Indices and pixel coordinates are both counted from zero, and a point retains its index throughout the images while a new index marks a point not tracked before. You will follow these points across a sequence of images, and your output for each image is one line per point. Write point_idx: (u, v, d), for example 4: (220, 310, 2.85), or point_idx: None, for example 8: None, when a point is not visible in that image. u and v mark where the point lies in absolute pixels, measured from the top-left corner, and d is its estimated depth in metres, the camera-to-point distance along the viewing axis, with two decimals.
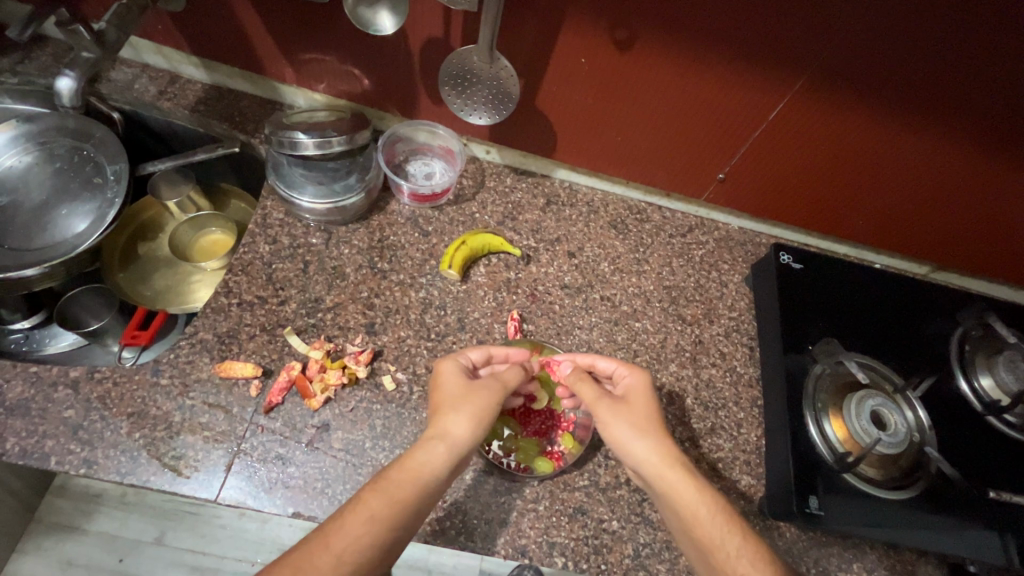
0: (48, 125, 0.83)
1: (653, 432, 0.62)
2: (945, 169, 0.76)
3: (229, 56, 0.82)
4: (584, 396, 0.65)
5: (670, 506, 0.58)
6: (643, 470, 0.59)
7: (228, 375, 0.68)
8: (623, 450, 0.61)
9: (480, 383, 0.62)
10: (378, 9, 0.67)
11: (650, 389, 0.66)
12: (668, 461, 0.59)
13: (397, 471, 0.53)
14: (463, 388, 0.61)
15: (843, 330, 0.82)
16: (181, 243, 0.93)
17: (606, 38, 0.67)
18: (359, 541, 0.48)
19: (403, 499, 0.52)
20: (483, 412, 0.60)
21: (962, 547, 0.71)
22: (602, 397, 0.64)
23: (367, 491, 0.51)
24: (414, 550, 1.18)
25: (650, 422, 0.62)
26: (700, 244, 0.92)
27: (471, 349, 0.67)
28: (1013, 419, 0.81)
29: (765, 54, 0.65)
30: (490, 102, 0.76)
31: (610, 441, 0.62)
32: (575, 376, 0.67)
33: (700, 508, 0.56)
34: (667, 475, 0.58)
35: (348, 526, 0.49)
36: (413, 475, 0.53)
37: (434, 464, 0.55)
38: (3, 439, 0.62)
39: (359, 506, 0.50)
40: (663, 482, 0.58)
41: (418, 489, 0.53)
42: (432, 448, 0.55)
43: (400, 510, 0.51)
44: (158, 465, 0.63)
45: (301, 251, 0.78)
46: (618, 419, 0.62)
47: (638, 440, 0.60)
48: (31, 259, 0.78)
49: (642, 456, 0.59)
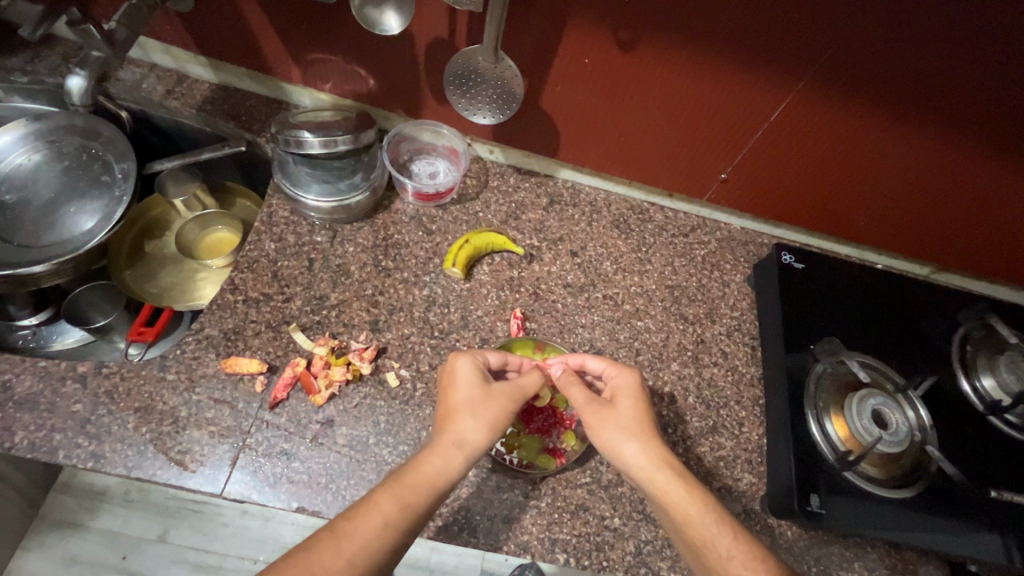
0: (56, 124, 0.84)
1: (648, 432, 0.62)
2: (949, 170, 0.76)
3: (237, 56, 0.83)
4: (574, 399, 0.65)
5: (661, 508, 0.58)
6: (634, 474, 0.60)
7: (234, 370, 0.69)
8: (613, 455, 0.61)
9: (499, 389, 0.62)
10: (384, 9, 0.68)
11: (642, 387, 0.67)
12: (658, 463, 0.59)
13: (411, 475, 0.53)
14: (482, 396, 0.61)
15: (845, 329, 0.83)
16: (187, 241, 0.95)
17: (610, 39, 0.68)
18: (372, 545, 0.48)
19: (414, 502, 0.52)
20: (497, 418, 0.60)
21: (963, 546, 0.71)
22: (592, 400, 0.64)
23: (381, 493, 0.51)
24: (416, 549, 1.18)
25: (637, 424, 0.63)
26: (702, 244, 0.92)
27: (489, 351, 0.68)
28: (1014, 419, 0.81)
29: (769, 55, 0.65)
30: (496, 102, 0.77)
31: (599, 446, 0.62)
32: (564, 379, 0.67)
33: (692, 507, 0.56)
34: (658, 478, 0.58)
35: (359, 529, 0.49)
36: (425, 480, 0.53)
37: (447, 471, 0.55)
38: (12, 433, 0.62)
39: (371, 509, 0.50)
40: (655, 485, 0.58)
41: (428, 494, 0.53)
42: (451, 456, 0.56)
43: (412, 514, 0.51)
44: (164, 459, 0.63)
45: (306, 248, 0.79)
46: (605, 425, 0.62)
47: (629, 443, 0.60)
48: (40, 255, 0.79)
49: (632, 458, 0.60)
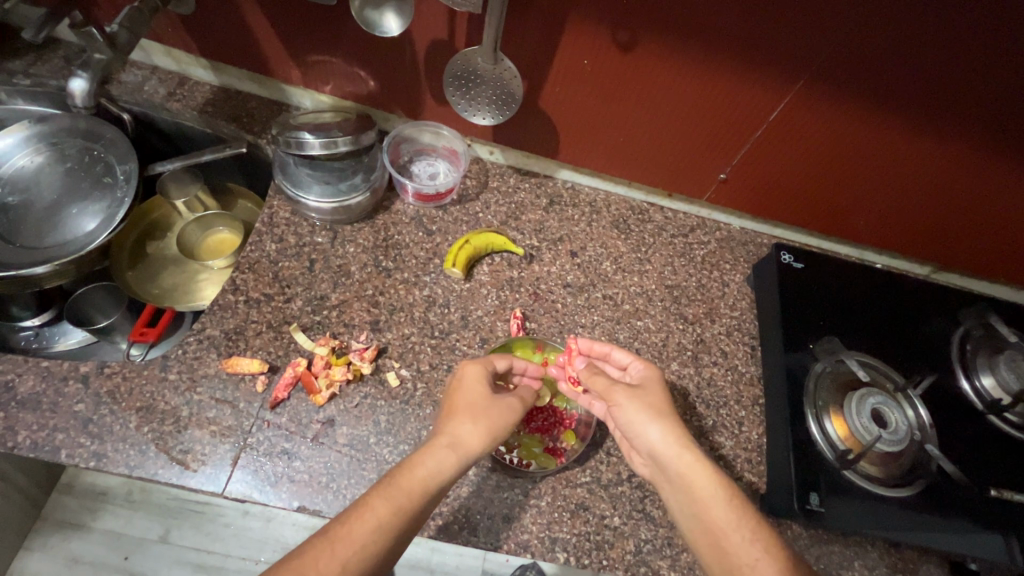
0: (59, 126, 0.85)
1: (669, 417, 0.63)
2: (948, 170, 0.76)
3: (238, 58, 0.84)
4: (598, 386, 0.66)
5: (681, 490, 0.58)
6: (658, 455, 0.60)
7: (235, 370, 0.69)
8: (637, 433, 0.62)
9: (502, 400, 0.63)
10: (384, 10, 0.68)
11: (661, 382, 0.67)
12: (681, 446, 0.60)
13: (406, 477, 0.53)
14: (485, 401, 0.62)
15: (844, 329, 0.83)
16: (189, 244, 0.96)
17: (610, 40, 0.69)
18: (366, 550, 0.48)
19: (408, 505, 0.52)
20: (495, 423, 0.61)
21: (965, 546, 0.71)
22: (617, 384, 0.65)
23: (375, 496, 0.51)
24: (416, 550, 1.18)
25: (665, 408, 0.64)
26: (701, 244, 0.92)
27: (497, 357, 0.68)
28: (1014, 418, 0.81)
29: (767, 57, 0.66)
30: (495, 103, 0.77)
31: (625, 423, 0.63)
32: (589, 369, 0.67)
33: (714, 490, 0.57)
34: (684, 457, 0.59)
35: (354, 534, 0.48)
36: (420, 481, 0.53)
37: (442, 471, 0.55)
38: (14, 433, 0.63)
39: (365, 513, 0.50)
40: (682, 462, 0.59)
41: (422, 494, 0.53)
42: (446, 458, 0.56)
43: (405, 516, 0.51)
44: (166, 459, 0.64)
45: (307, 249, 0.79)
46: (633, 403, 0.63)
47: (654, 426, 0.61)
48: (42, 257, 0.80)
49: (658, 442, 0.60)
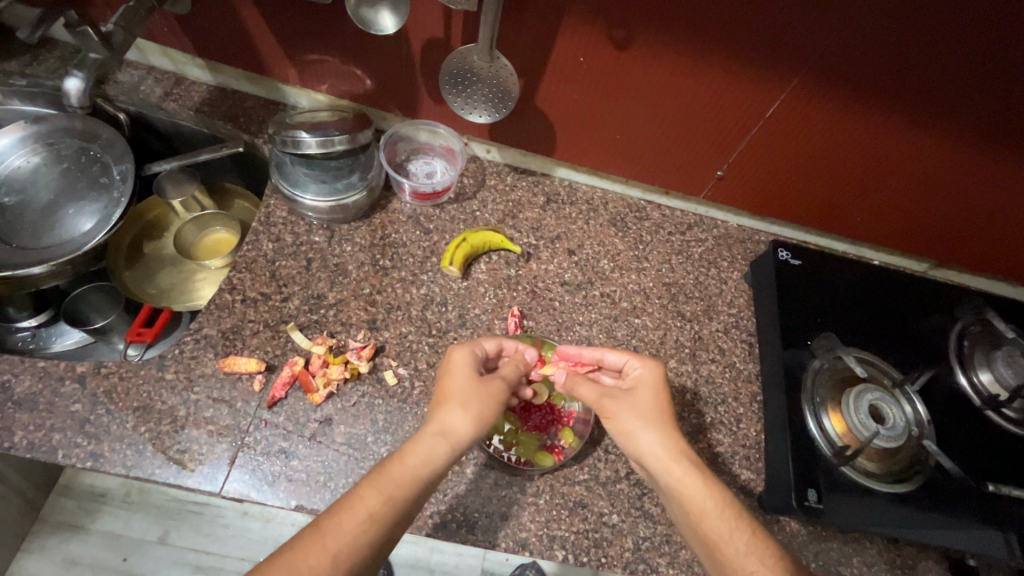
0: (55, 126, 0.84)
1: (663, 422, 0.63)
2: (943, 165, 0.77)
3: (233, 56, 0.83)
4: (586, 397, 0.66)
5: (674, 498, 0.59)
6: (648, 461, 0.61)
7: (233, 370, 0.69)
8: (630, 442, 0.62)
9: (491, 381, 0.62)
10: (379, 9, 0.69)
11: (662, 381, 0.67)
12: (672, 454, 0.60)
13: (394, 466, 0.53)
14: (475, 386, 0.61)
15: (841, 326, 0.83)
16: (186, 242, 0.96)
17: (605, 38, 0.69)
18: (354, 542, 0.48)
19: (397, 495, 0.51)
20: (485, 410, 0.59)
21: (965, 541, 0.71)
22: (604, 393, 0.66)
23: (364, 486, 0.51)
24: (416, 549, 1.18)
25: (656, 413, 0.63)
26: (699, 242, 0.92)
27: (486, 339, 0.68)
28: (1013, 413, 0.81)
29: (762, 54, 0.66)
30: (490, 101, 0.77)
31: (616, 431, 0.63)
32: (572, 379, 0.68)
33: (710, 502, 0.57)
34: (672, 470, 0.59)
35: (344, 527, 0.48)
36: (410, 472, 0.53)
37: (431, 458, 0.54)
38: (11, 433, 0.63)
39: (355, 504, 0.49)
40: (669, 475, 0.59)
41: (411, 484, 0.52)
42: (437, 444, 0.55)
43: (396, 506, 0.51)
44: (163, 458, 0.63)
45: (304, 248, 0.79)
46: (622, 412, 0.63)
47: (646, 431, 0.61)
48: (36, 256, 0.79)
49: (648, 446, 0.61)
